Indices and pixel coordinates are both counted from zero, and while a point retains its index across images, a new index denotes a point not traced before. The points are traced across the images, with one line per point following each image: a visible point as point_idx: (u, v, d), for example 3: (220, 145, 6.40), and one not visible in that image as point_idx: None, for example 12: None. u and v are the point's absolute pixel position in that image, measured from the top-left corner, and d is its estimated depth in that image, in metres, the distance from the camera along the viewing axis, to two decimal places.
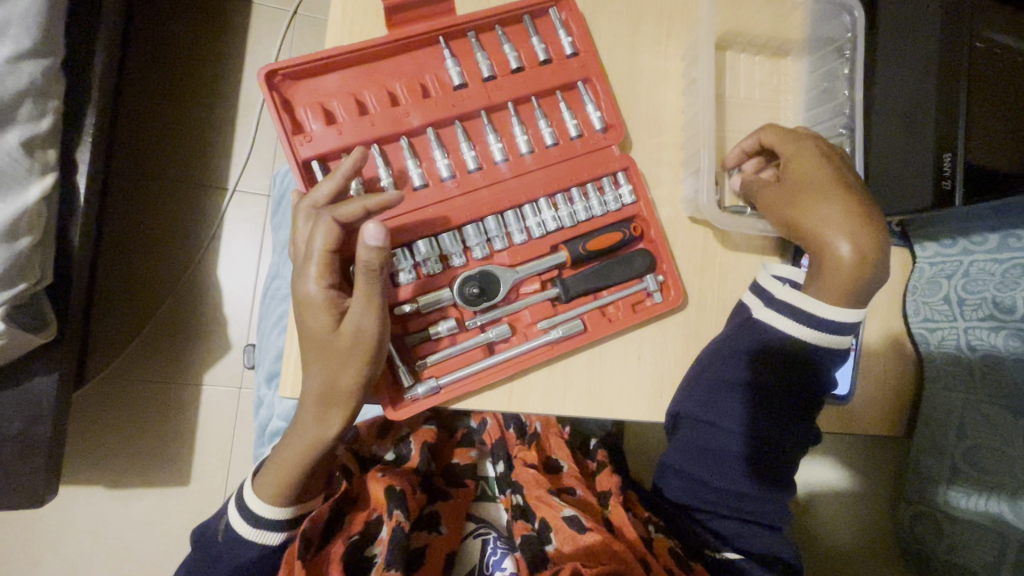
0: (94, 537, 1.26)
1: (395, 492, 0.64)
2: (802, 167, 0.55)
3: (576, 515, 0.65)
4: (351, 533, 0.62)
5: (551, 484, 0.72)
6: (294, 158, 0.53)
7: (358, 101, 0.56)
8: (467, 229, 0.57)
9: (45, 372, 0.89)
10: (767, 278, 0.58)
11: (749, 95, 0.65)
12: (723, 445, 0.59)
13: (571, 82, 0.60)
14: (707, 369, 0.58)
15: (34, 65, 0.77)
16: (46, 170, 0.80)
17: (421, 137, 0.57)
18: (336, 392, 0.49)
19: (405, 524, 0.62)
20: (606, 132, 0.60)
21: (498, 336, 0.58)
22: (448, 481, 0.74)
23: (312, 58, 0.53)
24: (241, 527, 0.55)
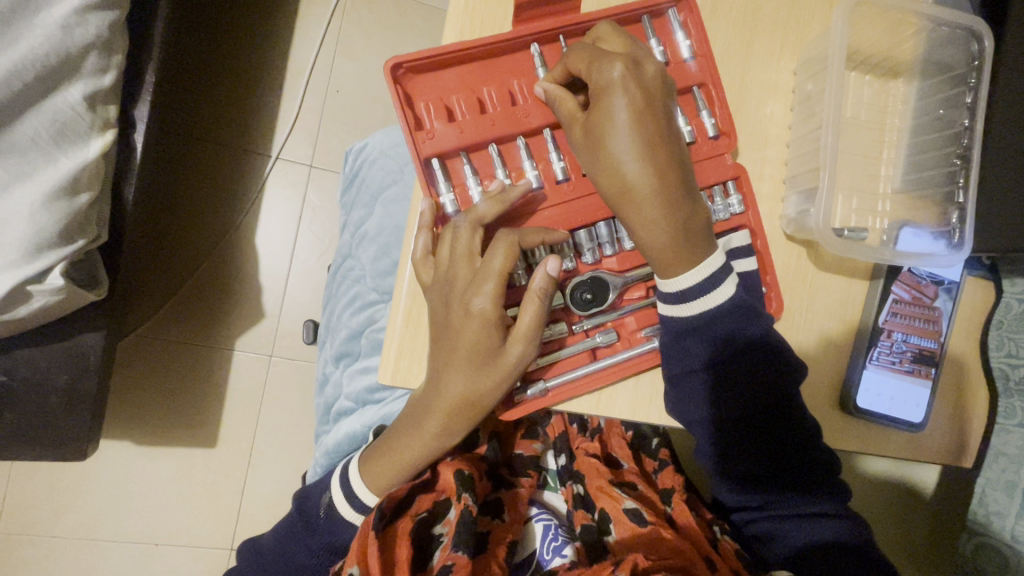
0: (124, 490, 1.28)
1: (464, 475, 0.65)
2: (601, 120, 0.51)
3: (638, 508, 0.67)
4: (419, 511, 0.63)
5: (612, 475, 0.73)
6: (417, 154, 0.56)
7: (478, 99, 0.58)
8: (580, 233, 0.59)
9: (92, 329, 0.88)
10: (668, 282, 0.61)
11: (856, 114, 0.64)
12: (719, 442, 0.58)
13: (687, 87, 0.62)
14: (668, 374, 0.57)
15: (100, 17, 0.74)
16: (107, 128, 0.78)
17: (538, 137, 0.59)
18: (456, 392, 0.52)
19: (473, 508, 0.62)
20: (718, 141, 0.62)
21: (605, 341, 0.58)
22: (511, 472, 0.75)
23: (438, 54, 0.55)
24: (343, 506, 0.58)
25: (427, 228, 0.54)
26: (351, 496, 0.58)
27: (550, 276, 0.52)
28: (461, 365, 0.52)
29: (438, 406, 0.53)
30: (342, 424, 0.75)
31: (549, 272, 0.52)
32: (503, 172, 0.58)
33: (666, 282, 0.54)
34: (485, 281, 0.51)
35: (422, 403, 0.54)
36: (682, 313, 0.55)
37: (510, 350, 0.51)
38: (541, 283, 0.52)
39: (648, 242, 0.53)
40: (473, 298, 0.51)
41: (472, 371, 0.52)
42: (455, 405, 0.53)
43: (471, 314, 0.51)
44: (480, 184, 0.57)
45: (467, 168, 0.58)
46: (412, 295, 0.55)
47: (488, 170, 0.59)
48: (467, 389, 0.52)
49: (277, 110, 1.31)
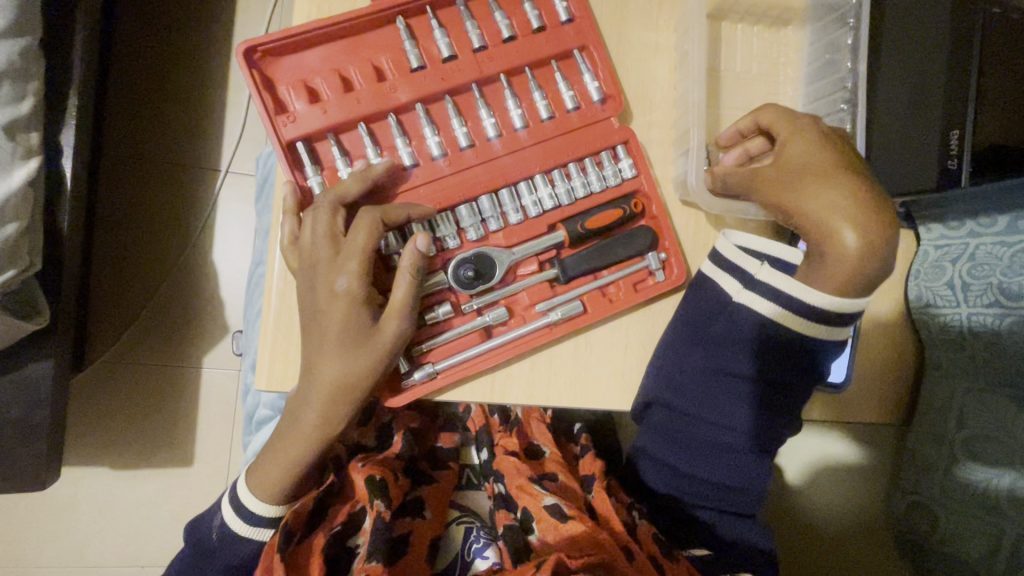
0: (77, 531, 1.12)
1: (376, 482, 0.62)
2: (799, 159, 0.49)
3: (558, 504, 0.64)
4: (333, 525, 0.60)
5: (532, 472, 0.70)
6: (278, 139, 0.51)
7: (342, 78, 0.53)
8: (461, 209, 0.54)
9: (41, 357, 0.79)
10: (737, 253, 0.54)
11: (746, 67, 0.62)
12: (678, 438, 0.58)
13: (565, 50, 0.56)
14: (668, 369, 0.56)
15: (9, 45, 0.66)
16: (29, 155, 0.70)
17: (410, 113, 0.55)
18: (331, 386, 0.48)
19: (386, 514, 0.59)
20: (604, 105, 0.57)
21: (496, 319, 0.55)
22: (432, 465, 0.74)
23: (292, 32, 0.51)
24: (235, 520, 0.56)
25: (292, 213, 0.50)
26: (241, 510, 0.56)
27: (421, 252, 0.49)
28: (331, 353, 0.47)
29: (312, 407, 0.49)
30: (260, 434, 0.73)
31: (419, 248, 0.49)
32: (373, 152, 0.53)
33: (830, 305, 0.49)
34: (348, 260, 0.47)
35: (295, 406, 0.50)
36: (817, 331, 0.51)
37: (383, 329, 0.47)
38: (410, 261, 0.49)
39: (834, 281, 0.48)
40: (337, 278, 0.47)
41: (344, 356, 0.47)
42: (328, 403, 0.48)
43: (337, 296, 0.47)
44: (345, 165, 0.52)
45: (336, 149, 0.53)
46: (282, 292, 0.53)
47: (359, 151, 0.54)
48: (339, 384, 0.48)
49: (223, 113, 1.15)
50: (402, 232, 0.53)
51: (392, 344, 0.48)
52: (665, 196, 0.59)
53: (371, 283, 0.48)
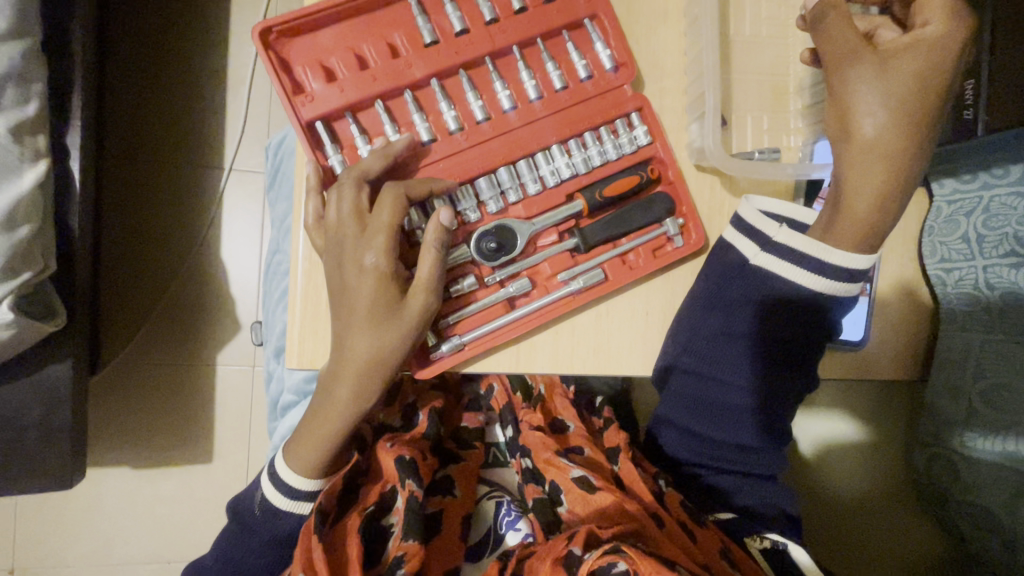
0: (105, 530, 1.14)
1: (406, 461, 0.62)
2: (902, 70, 0.47)
3: (586, 475, 0.65)
4: (367, 505, 0.60)
5: (557, 446, 0.71)
6: (297, 120, 0.51)
7: (357, 56, 0.53)
8: (480, 181, 0.54)
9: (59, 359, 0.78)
10: (757, 215, 0.54)
11: (755, 32, 0.63)
12: (697, 401, 0.59)
13: (577, 20, 0.57)
14: (687, 336, 0.57)
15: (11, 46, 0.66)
16: (38, 157, 0.70)
17: (426, 90, 0.55)
18: (364, 361, 0.49)
19: (418, 493, 0.60)
20: (616, 73, 0.57)
21: (518, 290, 0.56)
22: (458, 445, 0.75)
23: (306, 11, 0.51)
24: (274, 494, 0.56)
25: (316, 193, 0.50)
26: (279, 483, 0.56)
27: (444, 226, 0.50)
28: (362, 328, 0.48)
29: (346, 382, 0.50)
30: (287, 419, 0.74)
31: (442, 221, 0.50)
32: (392, 129, 0.53)
33: (846, 259, 0.50)
34: (375, 235, 0.47)
35: (329, 382, 0.51)
36: (833, 289, 0.52)
37: (412, 302, 0.48)
38: (434, 231, 0.49)
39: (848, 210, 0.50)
40: (364, 254, 0.47)
41: (375, 331, 0.48)
42: (362, 377, 0.49)
43: (365, 271, 0.48)
44: (365, 143, 0.52)
45: (354, 128, 0.53)
46: (308, 272, 0.53)
47: (377, 129, 0.55)
48: (373, 357, 0.49)
49: (225, 111, 1.15)
50: (423, 206, 0.54)
51: (421, 315, 0.49)
52: (680, 163, 0.60)
53: (397, 258, 0.49)
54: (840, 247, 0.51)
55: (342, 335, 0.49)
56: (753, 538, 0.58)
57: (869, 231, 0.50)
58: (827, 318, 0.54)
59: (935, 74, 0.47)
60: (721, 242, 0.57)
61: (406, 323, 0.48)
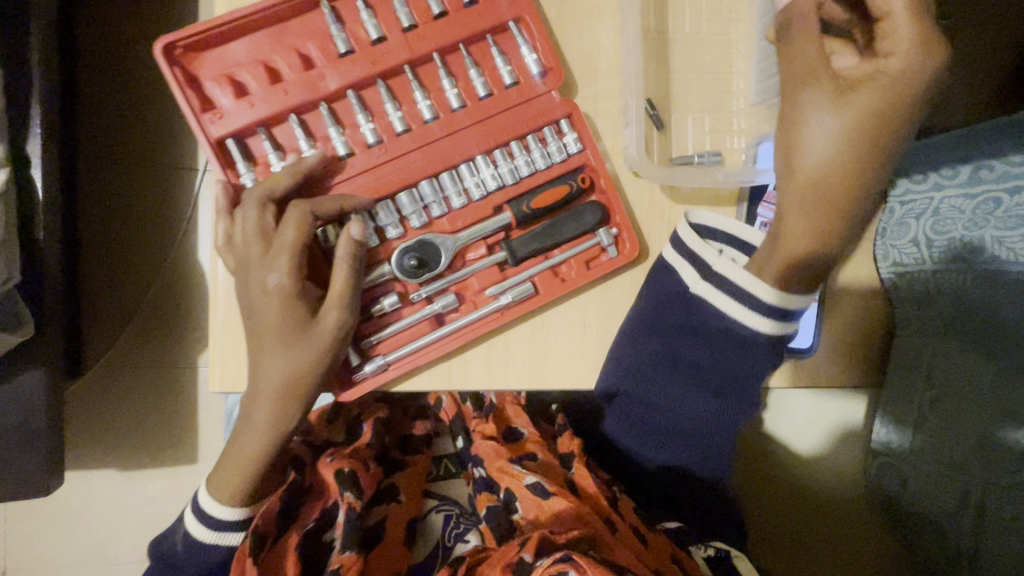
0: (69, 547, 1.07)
1: (345, 473, 0.61)
2: (863, 105, 0.44)
3: (540, 482, 0.63)
4: (306, 522, 0.59)
5: (511, 454, 0.69)
6: (205, 138, 0.50)
7: (268, 69, 0.51)
8: (401, 196, 0.53)
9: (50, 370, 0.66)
10: (687, 230, 0.53)
11: (695, 28, 0.60)
12: (641, 422, 0.59)
13: (500, 23, 0.54)
14: (625, 361, 0.56)
15: None
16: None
17: (343, 101, 0.53)
18: (277, 387, 0.47)
19: (357, 505, 0.59)
20: (543, 78, 0.54)
21: (445, 306, 0.54)
22: (404, 451, 0.74)
23: (210, 24, 0.49)
24: (196, 528, 0.54)
25: (225, 214, 0.49)
26: (201, 516, 0.54)
27: (356, 242, 0.48)
28: (271, 353, 0.46)
29: (261, 407, 0.48)
30: None
31: (354, 237, 0.48)
32: (306, 144, 0.52)
33: (784, 298, 0.49)
34: (279, 256, 0.46)
35: (246, 406, 0.49)
36: (769, 329, 0.50)
37: (322, 322, 0.47)
38: (344, 252, 0.48)
39: (784, 250, 0.48)
40: (268, 276, 0.45)
41: (284, 355, 0.46)
42: (276, 402, 0.48)
43: (269, 294, 0.46)
44: (278, 160, 0.51)
45: (267, 144, 0.51)
46: (223, 294, 0.52)
47: (293, 143, 0.53)
48: (285, 382, 0.47)
49: None
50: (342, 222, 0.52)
51: (333, 338, 0.47)
52: (614, 169, 0.58)
53: (304, 279, 0.47)
54: (775, 284, 0.49)
55: (254, 360, 0.47)
56: (697, 546, 0.57)
57: (806, 274, 0.48)
58: (768, 352, 0.52)
59: (897, 111, 0.44)
60: (657, 263, 0.56)
61: (316, 347, 0.47)
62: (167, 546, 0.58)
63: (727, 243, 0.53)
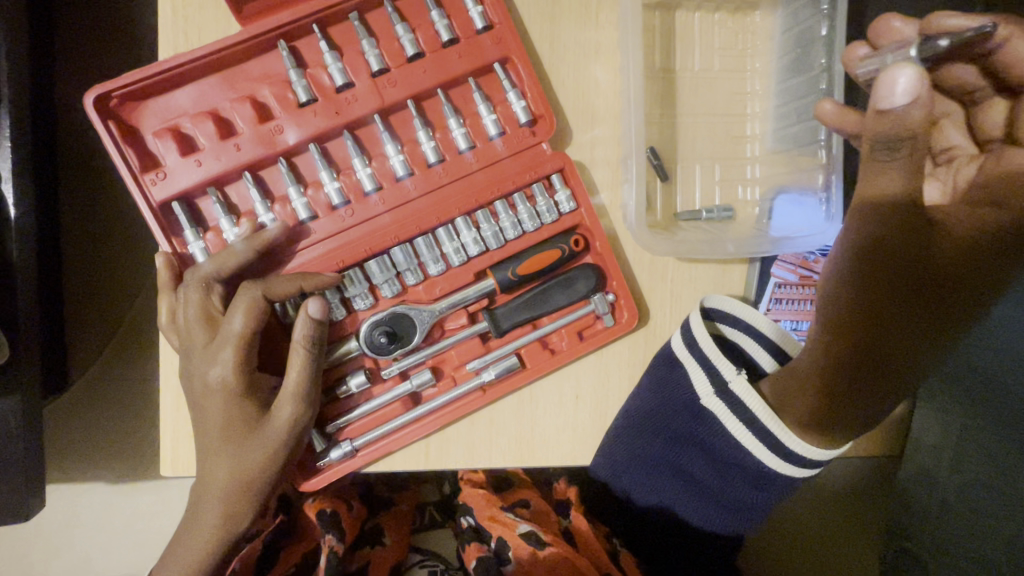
0: None
1: (327, 515, 0.58)
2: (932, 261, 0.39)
3: (533, 529, 0.59)
4: (286, 567, 0.55)
5: (503, 501, 0.65)
6: (146, 202, 0.44)
7: (219, 121, 0.45)
8: (370, 264, 0.47)
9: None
10: (699, 321, 0.48)
11: (706, 65, 0.53)
12: (638, 508, 0.59)
13: (484, 65, 0.47)
14: (623, 455, 0.55)
15: None
16: None
17: (304, 156, 0.47)
18: (226, 486, 0.43)
19: (340, 547, 0.55)
20: (533, 128, 0.48)
21: (421, 384, 0.48)
22: (391, 489, 0.71)
23: (149, 73, 0.42)
24: None
25: (168, 290, 0.43)
26: None
27: (316, 321, 0.43)
28: (217, 451, 0.42)
29: (210, 505, 0.43)
30: None
31: (312, 314, 0.43)
32: (262, 206, 0.45)
33: (796, 435, 0.46)
34: (222, 347, 0.40)
35: (193, 503, 0.44)
36: (780, 465, 0.48)
37: (275, 418, 0.42)
38: (300, 335, 0.42)
39: (804, 384, 0.45)
40: (210, 368, 0.40)
41: (231, 453, 0.41)
42: (225, 501, 0.43)
43: (211, 389, 0.41)
44: (230, 225, 0.45)
45: (218, 206, 0.45)
46: (169, 373, 0.46)
47: (248, 203, 0.47)
48: (234, 481, 0.42)
49: None
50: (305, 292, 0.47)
51: (286, 435, 0.42)
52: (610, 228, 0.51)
53: (252, 369, 0.42)
54: (792, 422, 0.46)
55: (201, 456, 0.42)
56: None
57: (827, 421, 0.45)
58: (773, 479, 0.50)
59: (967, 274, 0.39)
60: (662, 358, 0.51)
61: (266, 445, 0.42)
62: None
63: (752, 339, 0.50)
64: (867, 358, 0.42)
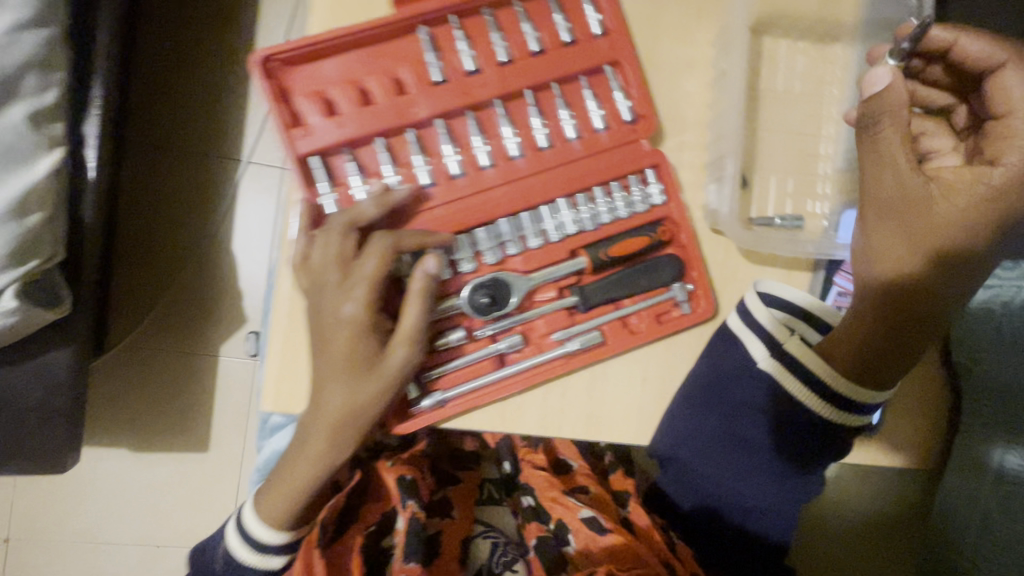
0: (89, 517, 1.05)
1: (406, 482, 0.65)
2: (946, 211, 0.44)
3: (595, 516, 0.65)
4: (369, 524, 0.65)
5: (563, 485, 0.71)
6: (291, 154, 0.48)
7: (360, 90, 0.50)
8: (478, 231, 0.51)
9: (60, 346, 0.65)
10: (755, 298, 0.51)
11: (788, 86, 0.59)
12: (695, 487, 0.57)
13: (597, 66, 0.53)
14: (683, 429, 0.53)
15: (37, 36, 0.58)
16: (53, 147, 0.60)
17: (430, 129, 0.52)
18: (339, 414, 0.47)
19: (419, 515, 0.62)
20: (635, 125, 0.53)
21: (510, 347, 0.53)
22: (453, 465, 0.75)
23: (311, 41, 0.48)
24: (238, 548, 0.53)
25: (302, 233, 0.47)
26: (243, 532, 0.53)
27: (431, 276, 0.47)
28: (337, 380, 0.46)
29: (320, 430, 0.48)
30: (271, 441, 0.73)
31: (429, 270, 0.47)
32: (390, 169, 0.51)
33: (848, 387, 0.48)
34: (357, 285, 0.45)
35: (304, 429, 0.49)
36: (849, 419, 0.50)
37: (390, 355, 0.46)
38: (418, 286, 0.47)
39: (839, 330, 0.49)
40: (343, 303, 0.45)
41: (350, 383, 0.46)
42: (336, 428, 0.48)
43: (342, 322, 0.45)
44: (362, 183, 0.50)
45: (351, 165, 0.50)
46: (290, 311, 0.50)
47: (375, 165, 0.51)
48: (347, 410, 0.47)
49: None
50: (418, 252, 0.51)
51: (399, 373, 0.46)
52: (699, 225, 0.56)
53: (377, 308, 0.46)
54: (840, 372, 0.49)
55: (321, 386, 0.47)
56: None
57: (869, 368, 0.47)
58: (833, 430, 0.51)
59: (983, 222, 0.44)
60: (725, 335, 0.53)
61: (380, 379, 0.46)
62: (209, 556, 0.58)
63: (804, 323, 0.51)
64: (894, 302, 0.46)
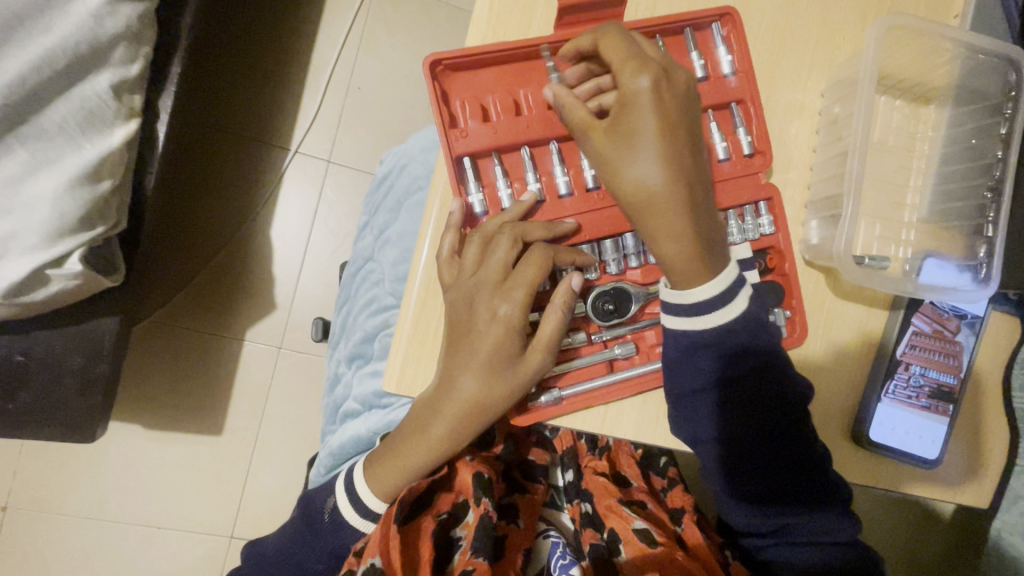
0: (127, 473, 1.10)
1: (483, 479, 0.61)
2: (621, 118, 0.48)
3: (648, 529, 0.65)
4: (439, 512, 0.60)
5: (620, 494, 0.71)
6: (449, 153, 0.52)
7: (513, 101, 0.54)
8: (607, 242, 0.55)
9: (108, 313, 0.76)
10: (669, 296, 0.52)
11: (885, 137, 0.63)
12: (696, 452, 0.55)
13: (723, 103, 0.59)
14: (673, 391, 0.53)
15: (130, 8, 0.65)
16: (131, 116, 0.69)
17: (570, 142, 0.56)
18: (469, 403, 0.50)
19: (493, 514, 0.58)
20: (754, 159, 0.59)
21: (623, 354, 0.56)
22: (524, 475, 0.75)
23: (480, 51, 0.52)
24: (350, 513, 0.59)
25: (455, 229, 0.51)
26: (357, 502, 0.59)
27: (574, 291, 0.50)
28: (476, 371, 0.50)
29: (446, 416, 0.52)
30: (346, 427, 0.74)
31: (572, 287, 0.50)
32: (534, 177, 0.54)
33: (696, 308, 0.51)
34: (514, 289, 0.49)
35: (429, 413, 0.52)
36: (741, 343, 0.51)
37: (530, 356, 0.49)
38: (563, 295, 0.50)
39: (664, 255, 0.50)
40: (499, 304, 0.49)
41: (489, 376, 0.49)
42: (464, 416, 0.51)
43: (495, 320, 0.49)
44: (508, 187, 0.53)
45: (498, 169, 0.54)
46: (423, 298, 0.53)
47: (518, 171, 0.55)
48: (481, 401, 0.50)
49: (302, 85, 1.12)
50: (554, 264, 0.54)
51: (535, 373, 0.50)
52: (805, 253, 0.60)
53: (527, 311, 0.50)
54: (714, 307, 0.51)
55: (458, 375, 0.50)
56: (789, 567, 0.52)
57: (693, 273, 0.50)
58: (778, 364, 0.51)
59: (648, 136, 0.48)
60: (684, 344, 0.52)
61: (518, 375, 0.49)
62: (304, 515, 0.63)
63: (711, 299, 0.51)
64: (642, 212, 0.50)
